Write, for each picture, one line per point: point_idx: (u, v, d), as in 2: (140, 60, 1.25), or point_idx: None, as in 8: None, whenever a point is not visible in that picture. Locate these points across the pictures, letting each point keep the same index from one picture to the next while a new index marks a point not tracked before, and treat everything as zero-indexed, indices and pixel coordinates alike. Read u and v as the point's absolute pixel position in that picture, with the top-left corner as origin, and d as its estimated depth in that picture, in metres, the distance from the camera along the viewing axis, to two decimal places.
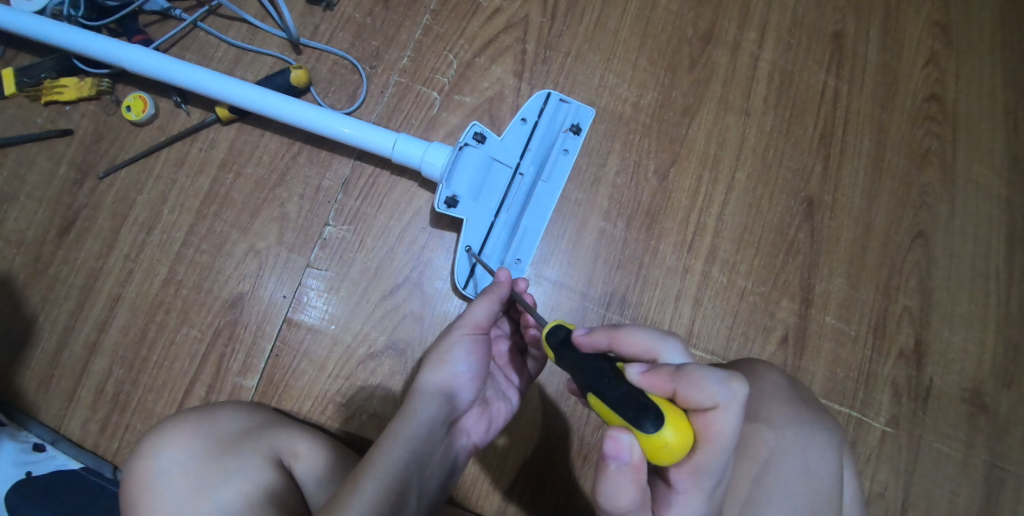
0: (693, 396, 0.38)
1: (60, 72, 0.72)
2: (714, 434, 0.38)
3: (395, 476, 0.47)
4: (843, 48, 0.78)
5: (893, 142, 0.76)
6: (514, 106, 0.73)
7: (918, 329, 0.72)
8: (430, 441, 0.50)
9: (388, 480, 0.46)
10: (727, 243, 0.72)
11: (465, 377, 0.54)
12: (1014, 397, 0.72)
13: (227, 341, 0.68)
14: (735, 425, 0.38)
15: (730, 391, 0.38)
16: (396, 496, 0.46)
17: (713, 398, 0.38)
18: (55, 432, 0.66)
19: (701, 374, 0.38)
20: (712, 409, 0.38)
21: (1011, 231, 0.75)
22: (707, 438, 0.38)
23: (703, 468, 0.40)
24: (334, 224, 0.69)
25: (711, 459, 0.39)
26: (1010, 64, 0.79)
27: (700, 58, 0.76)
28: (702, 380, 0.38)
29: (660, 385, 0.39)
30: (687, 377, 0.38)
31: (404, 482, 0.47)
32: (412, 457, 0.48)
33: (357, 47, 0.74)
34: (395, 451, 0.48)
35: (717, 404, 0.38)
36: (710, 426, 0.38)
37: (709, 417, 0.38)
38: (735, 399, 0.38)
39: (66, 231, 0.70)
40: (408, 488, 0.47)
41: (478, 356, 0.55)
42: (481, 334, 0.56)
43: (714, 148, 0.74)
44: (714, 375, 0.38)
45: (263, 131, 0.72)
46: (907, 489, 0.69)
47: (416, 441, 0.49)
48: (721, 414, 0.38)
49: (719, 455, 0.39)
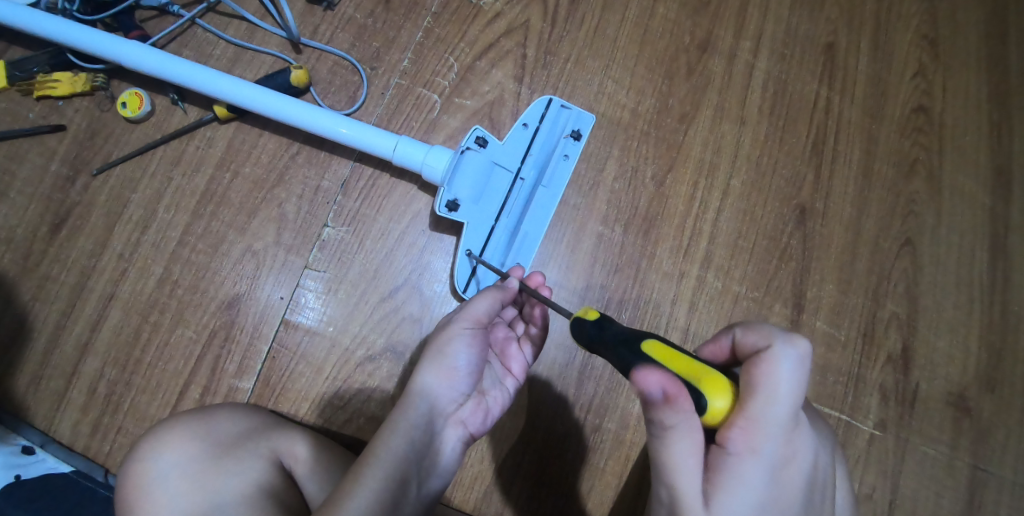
0: (750, 344, 0.45)
1: (54, 67, 0.71)
2: (767, 381, 0.41)
3: (393, 467, 0.48)
4: (835, 58, 0.80)
5: (883, 152, 0.78)
6: (514, 110, 0.73)
7: (905, 335, 0.74)
8: (428, 430, 0.52)
9: (387, 471, 0.48)
10: (722, 249, 0.73)
11: (462, 371, 0.54)
12: (996, 401, 0.74)
13: (223, 342, 0.67)
14: (789, 375, 0.41)
15: (784, 341, 0.43)
16: (395, 486, 0.47)
17: (772, 349, 0.42)
18: (45, 435, 0.65)
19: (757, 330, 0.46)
20: (768, 350, 0.43)
21: (993, 240, 0.77)
22: (766, 381, 0.41)
23: (756, 417, 0.41)
24: (334, 225, 0.69)
25: (771, 405, 0.41)
26: (995, 77, 0.81)
27: (697, 66, 0.77)
28: (756, 329, 0.46)
29: (722, 342, 0.48)
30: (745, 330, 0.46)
31: (403, 474, 0.48)
32: (411, 447, 0.50)
33: (358, 48, 0.73)
34: (394, 442, 0.50)
35: (772, 348, 0.42)
36: (765, 364, 0.42)
37: (761, 363, 0.42)
38: (790, 349, 0.42)
39: (57, 229, 0.69)
40: (407, 480, 0.48)
41: (476, 351, 0.55)
42: (481, 328, 0.56)
43: (711, 155, 0.75)
44: (772, 330, 0.45)
45: (261, 131, 0.71)
46: (894, 491, 0.71)
47: (413, 432, 0.51)
48: (777, 355, 0.42)
49: (775, 405, 0.41)
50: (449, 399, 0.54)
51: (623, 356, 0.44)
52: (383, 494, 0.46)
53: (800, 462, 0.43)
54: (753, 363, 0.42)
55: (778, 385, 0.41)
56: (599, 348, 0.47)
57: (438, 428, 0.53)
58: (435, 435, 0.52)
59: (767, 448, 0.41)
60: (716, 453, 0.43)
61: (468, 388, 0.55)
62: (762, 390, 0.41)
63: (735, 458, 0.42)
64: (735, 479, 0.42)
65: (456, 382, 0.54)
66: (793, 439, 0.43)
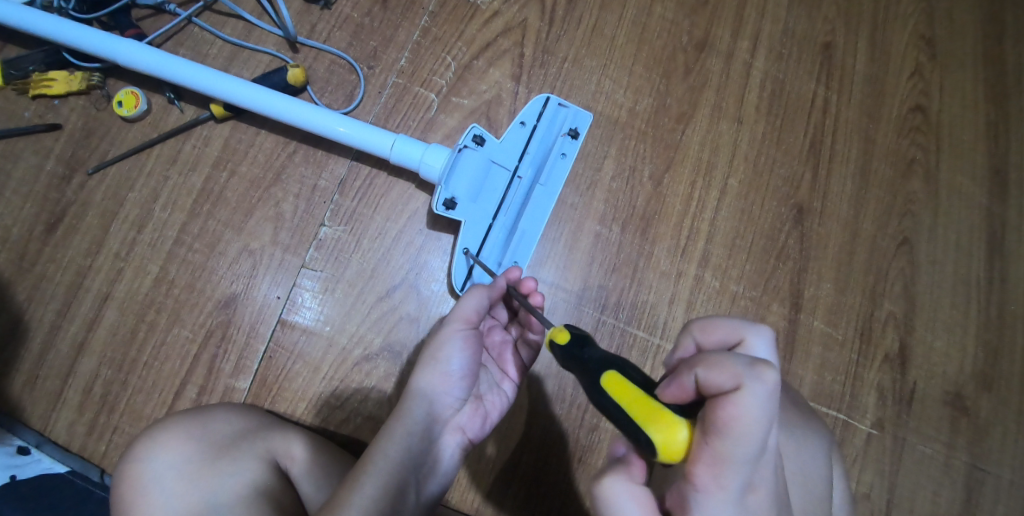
0: (714, 383, 0.37)
1: (49, 66, 0.71)
2: (734, 421, 0.35)
3: (390, 474, 0.49)
4: (832, 58, 0.80)
5: (880, 151, 0.78)
6: (511, 110, 0.73)
7: (903, 334, 0.74)
8: (424, 436, 0.52)
9: (383, 478, 0.48)
10: (719, 249, 0.73)
11: (457, 375, 0.54)
12: (993, 400, 0.74)
13: (219, 341, 0.67)
14: (757, 412, 0.35)
15: (750, 371, 0.36)
16: (393, 495, 0.48)
17: (735, 382, 0.36)
18: (40, 435, 0.64)
19: (719, 356, 0.38)
20: (733, 388, 0.36)
21: (990, 239, 0.77)
22: (730, 422, 0.35)
23: (723, 457, 0.36)
24: (330, 224, 0.69)
25: (738, 445, 0.35)
26: (992, 76, 0.82)
27: (694, 65, 0.77)
28: (718, 362, 0.37)
29: (716, 336, 0.47)
30: (704, 361, 0.38)
31: (399, 481, 0.49)
32: (407, 454, 0.50)
33: (355, 47, 0.73)
34: (390, 450, 0.50)
35: (738, 384, 0.36)
36: (731, 405, 0.35)
37: (727, 403, 0.35)
38: (757, 382, 0.35)
39: (53, 228, 0.68)
40: (403, 486, 0.49)
41: (469, 354, 0.55)
42: (473, 330, 0.55)
43: (708, 154, 0.75)
44: (735, 357, 0.37)
45: (258, 130, 0.71)
46: (891, 490, 0.71)
47: (410, 439, 0.52)
48: (746, 393, 0.35)
49: (742, 445, 0.35)
50: (445, 405, 0.54)
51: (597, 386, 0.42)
52: (379, 501, 0.47)
53: (771, 488, 0.39)
54: (716, 403, 0.36)
55: (747, 423, 0.35)
56: (579, 371, 0.45)
57: (435, 434, 0.53)
58: (432, 441, 0.53)
59: (737, 484, 0.37)
60: (686, 490, 0.39)
61: (464, 393, 0.55)
62: (726, 430, 0.35)
63: (703, 496, 0.38)
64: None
65: (451, 387, 0.54)
66: (761, 466, 0.38)
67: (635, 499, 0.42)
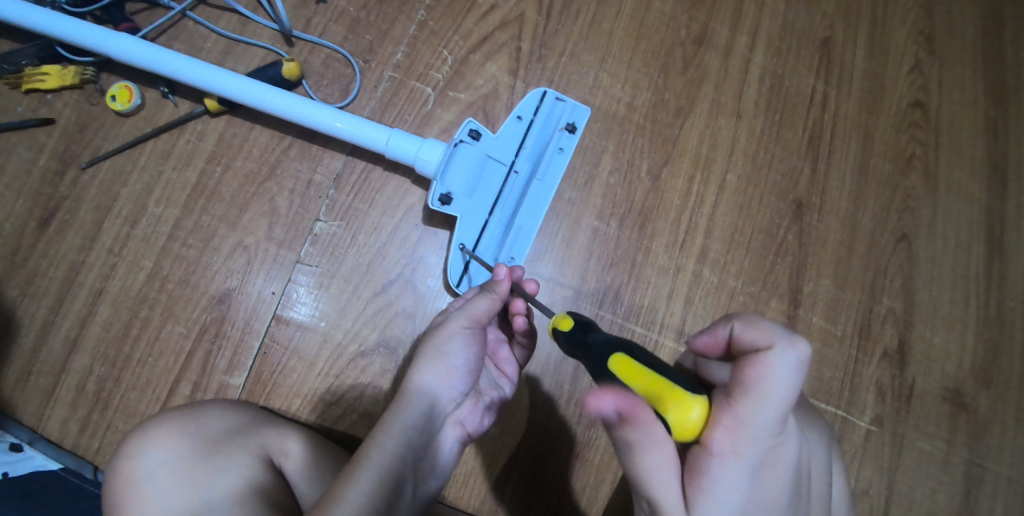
0: (749, 337, 0.42)
1: (42, 60, 0.70)
2: (760, 381, 0.39)
3: (392, 466, 0.47)
4: (831, 53, 0.79)
5: (879, 147, 0.78)
6: (508, 104, 0.73)
7: (902, 330, 0.74)
8: (426, 431, 0.51)
9: (382, 472, 0.46)
10: (717, 244, 0.73)
11: (461, 371, 0.54)
12: (992, 396, 0.73)
13: (213, 337, 0.66)
14: (784, 376, 0.39)
15: (784, 338, 0.40)
16: (391, 489, 0.46)
17: (769, 342, 0.40)
18: (33, 433, 0.64)
19: (755, 321, 0.43)
20: (765, 348, 0.40)
21: (989, 235, 0.77)
22: (755, 383, 0.39)
23: (744, 421, 0.39)
24: (325, 219, 0.68)
25: (761, 408, 0.39)
26: (991, 72, 0.81)
27: (693, 60, 0.77)
28: (756, 324, 0.43)
29: None
30: (742, 323, 0.43)
31: (401, 474, 0.48)
32: (407, 448, 0.49)
33: (351, 41, 0.73)
34: (391, 441, 0.49)
35: (771, 346, 0.40)
36: (761, 365, 0.39)
37: (758, 360, 0.39)
38: (789, 348, 0.39)
39: (46, 224, 0.68)
40: (405, 480, 0.48)
41: (475, 350, 0.54)
42: (479, 327, 0.55)
43: (706, 149, 0.75)
44: (774, 327, 0.42)
45: (252, 124, 0.70)
46: (890, 487, 0.70)
47: (411, 432, 0.50)
48: (775, 353, 0.39)
49: (764, 410, 0.39)
50: (446, 400, 0.53)
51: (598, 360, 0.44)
52: (377, 496, 0.45)
53: (786, 471, 0.42)
54: (747, 362, 0.40)
55: (771, 383, 0.39)
56: (581, 352, 0.47)
57: (434, 429, 0.52)
58: (431, 436, 0.52)
59: (754, 450, 0.40)
60: (700, 455, 0.41)
61: (467, 388, 0.55)
62: (750, 388, 0.39)
63: (717, 461, 0.40)
64: (716, 483, 0.41)
65: (455, 382, 0.54)
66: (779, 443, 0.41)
67: (661, 457, 0.42)
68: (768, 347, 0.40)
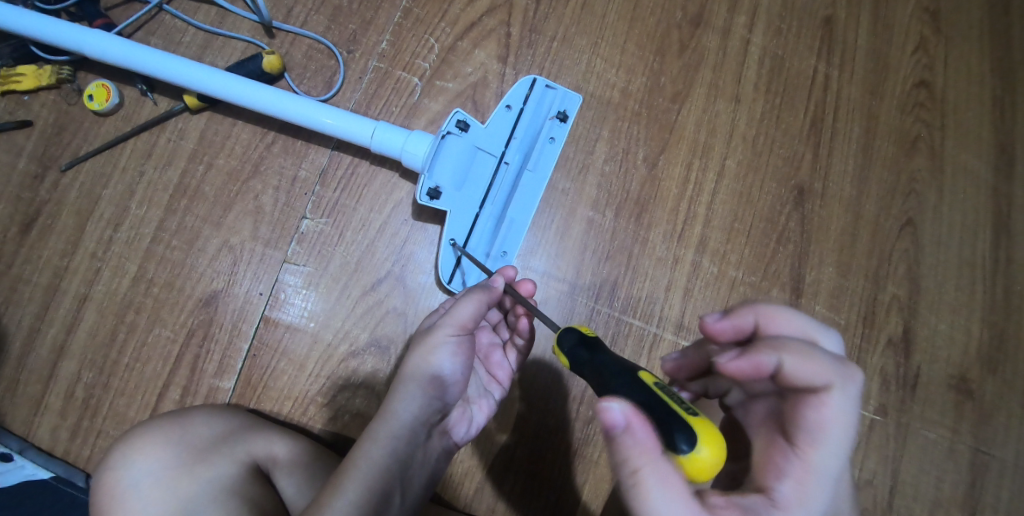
0: (805, 373, 0.41)
1: (17, 60, 0.67)
2: (825, 422, 0.41)
3: (376, 481, 0.47)
4: (833, 32, 0.76)
5: (882, 129, 0.75)
6: (498, 92, 0.70)
7: (906, 318, 0.72)
8: (411, 442, 0.51)
9: (367, 484, 0.47)
10: (717, 233, 0.71)
11: (449, 380, 0.52)
12: (999, 382, 0.72)
13: (202, 341, 0.65)
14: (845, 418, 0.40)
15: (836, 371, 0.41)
16: (377, 501, 0.47)
17: (819, 377, 0.40)
18: (23, 441, 0.62)
19: (812, 349, 0.41)
20: (822, 388, 0.40)
21: (996, 217, 0.75)
22: (822, 428, 0.40)
23: (815, 466, 0.40)
24: (312, 217, 0.66)
25: (829, 454, 0.41)
26: (998, 49, 0.78)
27: (689, 42, 0.74)
28: (805, 353, 0.41)
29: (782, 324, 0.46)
30: (800, 351, 0.41)
31: (386, 488, 0.48)
32: (392, 460, 0.49)
33: (334, 31, 0.70)
34: (376, 454, 0.49)
35: (824, 385, 0.40)
36: (824, 407, 0.40)
37: (820, 400, 0.40)
38: (842, 382, 0.40)
39: (27, 229, 0.66)
40: (389, 493, 0.48)
41: (462, 359, 0.53)
42: (466, 335, 0.53)
43: (704, 135, 0.72)
44: (821, 352, 0.42)
45: (235, 120, 0.68)
46: (894, 477, 0.69)
47: (397, 444, 0.50)
48: (836, 393, 0.40)
49: (832, 453, 0.41)
50: (434, 410, 0.52)
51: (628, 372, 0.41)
52: (362, 510, 0.45)
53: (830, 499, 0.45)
54: (810, 403, 0.41)
55: (831, 422, 0.40)
56: (588, 370, 0.44)
57: (420, 441, 0.52)
58: (417, 446, 0.51)
59: (820, 503, 0.40)
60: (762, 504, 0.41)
61: (456, 398, 0.54)
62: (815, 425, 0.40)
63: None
64: None
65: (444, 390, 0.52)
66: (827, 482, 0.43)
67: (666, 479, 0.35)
68: (825, 386, 0.40)
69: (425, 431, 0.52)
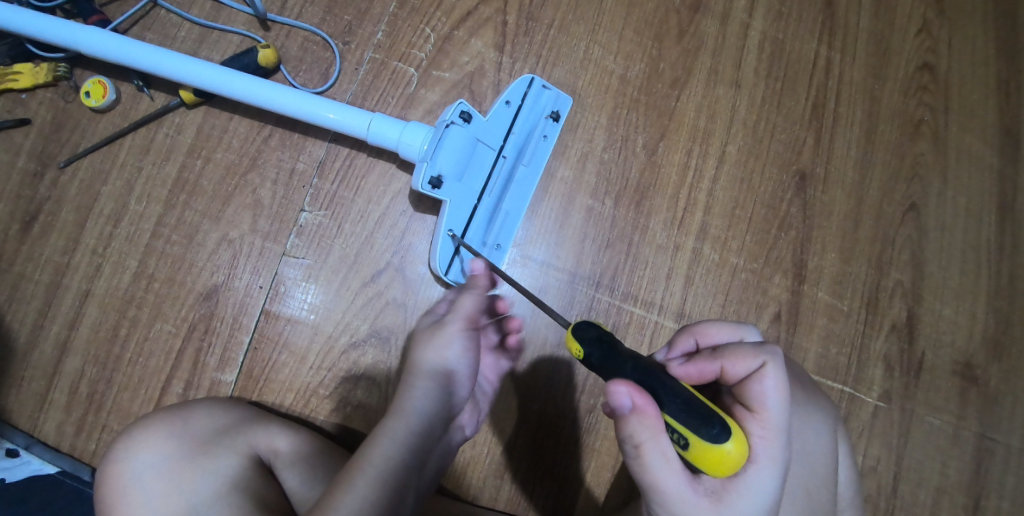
0: (736, 364, 0.43)
1: (15, 58, 0.67)
2: (767, 389, 0.41)
3: (389, 475, 0.47)
4: (835, 15, 0.75)
5: (885, 113, 0.74)
6: (495, 82, 0.70)
7: (910, 303, 0.72)
8: (424, 437, 0.50)
9: (380, 479, 0.46)
10: (718, 220, 0.70)
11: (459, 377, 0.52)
12: (1003, 368, 0.71)
13: (203, 334, 0.65)
14: (779, 383, 0.41)
15: (768, 349, 0.43)
16: (392, 494, 0.46)
17: (753, 361, 0.43)
18: (29, 437, 0.63)
19: (737, 345, 0.44)
20: (759, 367, 0.42)
21: (1001, 201, 0.74)
22: (761, 395, 0.41)
23: (769, 425, 0.40)
24: (310, 209, 0.66)
25: (772, 413, 0.41)
26: (1003, 31, 0.77)
27: (688, 28, 0.73)
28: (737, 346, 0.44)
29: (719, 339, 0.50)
30: (724, 350, 0.44)
31: (400, 482, 0.47)
32: (406, 454, 0.48)
33: (329, 23, 0.70)
34: (388, 449, 0.48)
35: (763, 362, 0.42)
36: (759, 379, 0.41)
37: (755, 378, 0.42)
38: (777, 358, 0.43)
39: (28, 227, 0.66)
40: (403, 487, 0.47)
41: (471, 355, 0.53)
42: (474, 331, 0.53)
43: (704, 121, 0.72)
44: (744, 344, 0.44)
45: (231, 114, 0.68)
46: (898, 463, 0.69)
47: (409, 439, 0.49)
48: (768, 366, 0.42)
49: (777, 411, 0.41)
50: (446, 408, 0.52)
51: (636, 371, 0.39)
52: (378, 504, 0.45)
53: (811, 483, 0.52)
54: (748, 380, 0.42)
55: (773, 389, 0.41)
56: (607, 366, 0.41)
57: (433, 436, 0.51)
58: (431, 441, 0.51)
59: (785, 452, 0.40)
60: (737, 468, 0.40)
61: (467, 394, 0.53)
62: (756, 394, 0.41)
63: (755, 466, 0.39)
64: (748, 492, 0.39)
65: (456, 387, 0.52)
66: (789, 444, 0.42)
67: (669, 459, 0.38)
68: (759, 365, 0.42)
69: (443, 426, 0.52)
